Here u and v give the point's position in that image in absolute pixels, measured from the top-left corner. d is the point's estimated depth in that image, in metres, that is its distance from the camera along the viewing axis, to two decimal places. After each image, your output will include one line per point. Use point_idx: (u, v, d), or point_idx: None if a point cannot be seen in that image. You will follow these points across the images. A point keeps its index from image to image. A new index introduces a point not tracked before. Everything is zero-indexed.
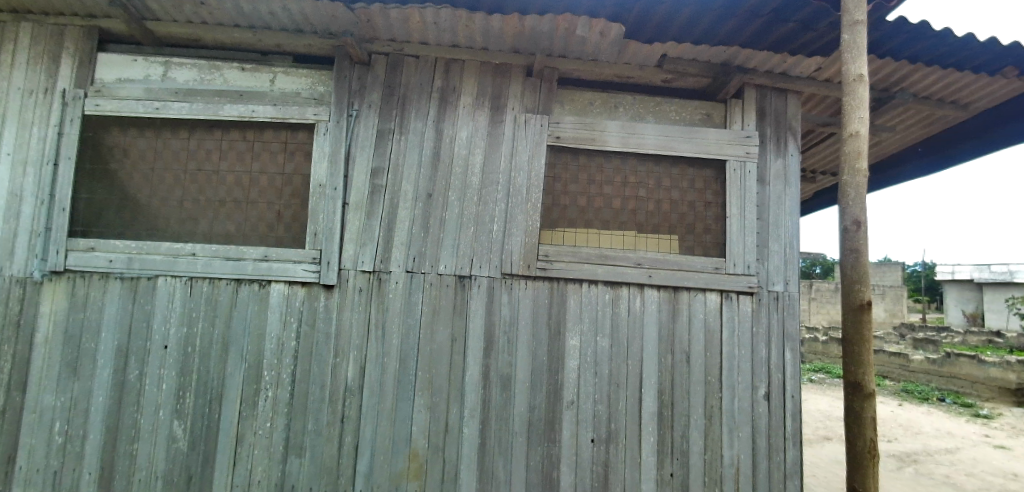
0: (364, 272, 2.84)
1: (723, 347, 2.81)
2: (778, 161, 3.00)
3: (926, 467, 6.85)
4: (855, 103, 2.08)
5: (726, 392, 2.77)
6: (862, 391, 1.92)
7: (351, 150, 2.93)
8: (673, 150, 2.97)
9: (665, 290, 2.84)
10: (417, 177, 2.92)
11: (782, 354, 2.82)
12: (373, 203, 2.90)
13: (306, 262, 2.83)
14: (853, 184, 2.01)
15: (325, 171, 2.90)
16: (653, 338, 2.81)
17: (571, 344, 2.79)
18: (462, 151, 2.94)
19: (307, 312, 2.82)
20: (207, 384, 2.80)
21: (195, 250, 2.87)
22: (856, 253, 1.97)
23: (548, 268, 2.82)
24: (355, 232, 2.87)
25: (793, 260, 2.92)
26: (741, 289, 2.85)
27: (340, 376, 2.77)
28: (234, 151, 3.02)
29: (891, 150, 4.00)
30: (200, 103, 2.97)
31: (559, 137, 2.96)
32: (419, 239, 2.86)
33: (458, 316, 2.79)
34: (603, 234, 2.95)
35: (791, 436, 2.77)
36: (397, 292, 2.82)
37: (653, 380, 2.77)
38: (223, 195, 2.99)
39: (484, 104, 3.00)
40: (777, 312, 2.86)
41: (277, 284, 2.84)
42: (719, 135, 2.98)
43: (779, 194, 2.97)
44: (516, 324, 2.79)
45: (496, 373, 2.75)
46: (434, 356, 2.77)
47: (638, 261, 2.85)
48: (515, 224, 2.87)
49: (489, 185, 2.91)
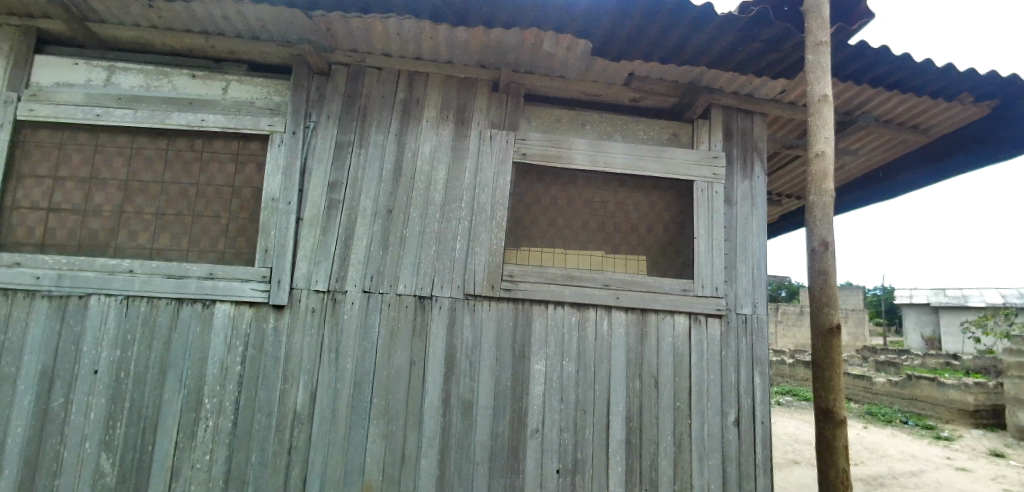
0: (318, 291, 2.68)
1: (692, 371, 2.73)
2: (746, 182, 2.99)
3: (892, 490, 6.88)
4: (820, 123, 2.08)
5: (696, 418, 2.69)
6: (834, 418, 1.86)
7: (308, 163, 2.80)
8: (641, 169, 2.93)
9: (633, 311, 2.77)
10: (379, 192, 2.80)
11: (751, 377, 2.76)
12: (329, 218, 2.76)
13: (255, 280, 2.66)
14: (820, 203, 1.99)
15: (279, 184, 2.75)
16: (621, 362, 2.71)
17: (537, 368, 2.66)
18: (425, 166, 2.84)
19: (255, 333, 2.63)
20: (140, 412, 2.55)
21: (133, 267, 2.66)
22: (825, 275, 1.93)
23: (512, 289, 2.71)
24: (309, 249, 2.72)
25: (761, 282, 2.88)
26: (710, 311, 2.79)
27: (288, 404, 2.57)
28: (182, 161, 2.85)
29: (853, 175, 4.06)
30: (146, 110, 2.81)
31: (526, 154, 2.88)
32: (377, 256, 2.73)
33: (418, 338, 2.65)
34: (570, 253, 2.87)
35: (762, 463, 2.69)
36: (352, 313, 2.66)
37: (621, 406, 2.67)
38: (169, 207, 2.80)
39: (448, 118, 2.91)
40: (746, 335, 2.81)
41: (223, 304, 2.65)
42: (686, 155, 2.96)
43: (747, 215, 2.95)
44: (478, 346, 2.66)
45: (457, 399, 2.60)
46: (392, 381, 2.60)
47: (606, 281, 2.77)
48: (479, 242, 2.77)
49: (453, 201, 2.81)
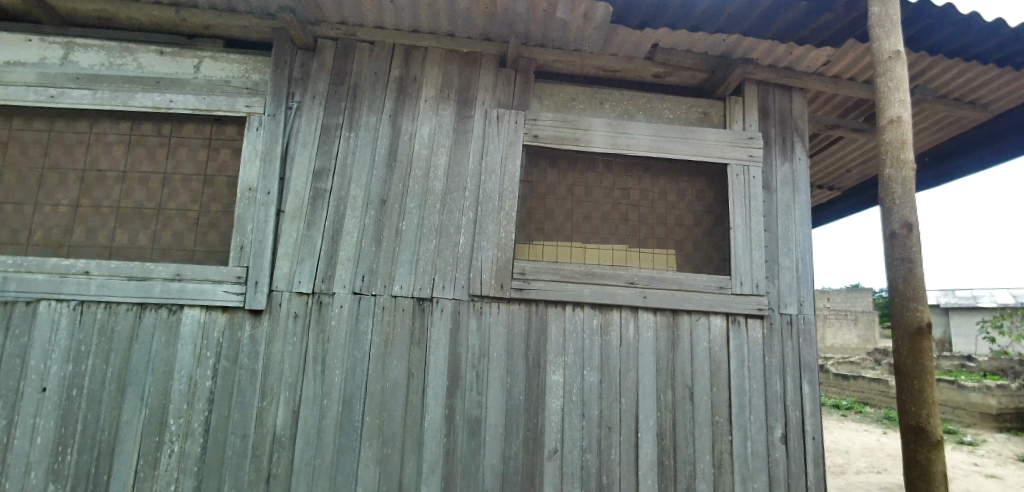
0: (302, 294, 2.33)
1: (732, 381, 2.38)
2: (785, 165, 2.65)
3: None
4: (893, 83, 1.77)
5: (737, 434, 2.33)
6: (928, 439, 1.51)
7: (290, 148, 2.47)
8: (667, 152, 2.59)
9: (663, 313, 2.41)
10: (370, 180, 2.46)
11: (799, 387, 2.40)
12: (314, 210, 2.42)
13: (228, 281, 2.31)
14: (900, 177, 1.67)
15: (256, 172, 2.43)
16: (650, 371, 2.35)
17: (554, 379, 2.31)
18: (423, 151, 2.51)
19: (228, 344, 2.27)
20: (94, 436, 2.19)
21: (89, 267, 2.32)
22: (910, 263, 1.61)
23: (524, 289, 2.36)
24: (291, 245, 2.38)
25: (807, 278, 2.53)
26: (751, 311, 2.44)
27: (266, 424, 2.21)
28: (149, 149, 2.52)
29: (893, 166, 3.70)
30: (107, 91, 2.48)
31: (537, 136, 2.55)
32: (369, 253, 2.38)
33: (417, 347, 2.30)
34: (589, 247, 2.53)
35: (815, 486, 2.33)
36: (341, 318, 2.31)
37: (651, 422, 2.31)
38: (134, 200, 2.47)
39: (449, 97, 2.58)
40: (792, 338, 2.45)
41: (192, 309, 2.30)
42: (718, 135, 2.62)
43: (788, 202, 2.61)
44: (487, 354, 2.31)
45: (462, 416, 2.25)
46: (386, 397, 2.25)
47: (631, 279, 2.42)
48: (485, 236, 2.42)
49: (455, 190, 2.47)
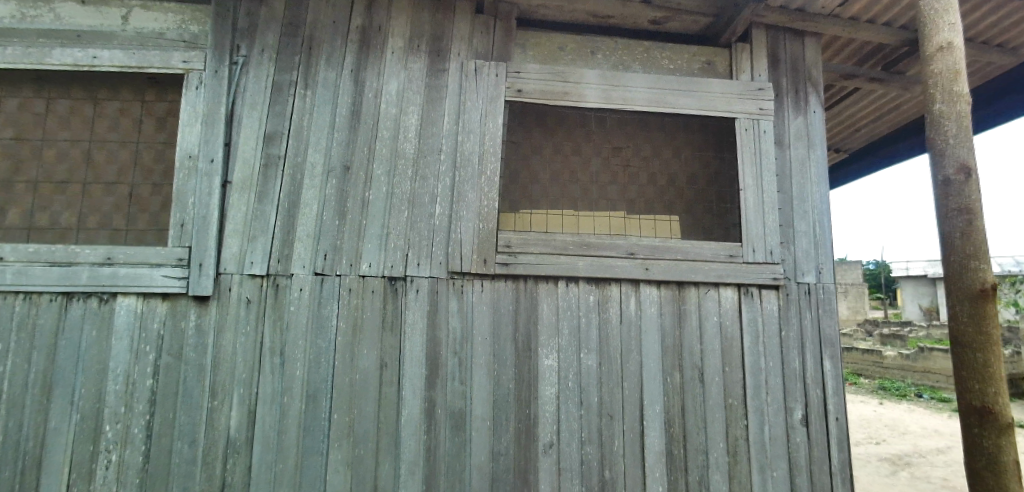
0: (255, 276, 2.02)
1: (746, 360, 2.12)
2: (798, 118, 2.37)
3: (920, 470, 6.10)
4: (938, 13, 1.71)
5: (754, 418, 2.09)
6: (997, 421, 1.42)
7: (236, 110, 2.14)
8: (668, 106, 2.28)
9: (668, 286, 2.14)
10: (331, 145, 2.14)
11: (820, 363, 2.16)
12: (267, 180, 2.10)
13: (168, 265, 2.00)
14: (954, 114, 1.61)
15: (197, 137, 2.10)
16: (654, 351, 2.09)
17: (548, 364, 2.04)
18: (391, 109, 2.19)
19: (171, 336, 1.97)
20: (16, 448, 1.87)
21: (3, 253, 1.97)
22: (968, 214, 1.52)
23: (511, 264, 2.08)
24: (240, 221, 2.06)
25: (825, 242, 2.27)
26: (765, 282, 2.18)
27: (218, 427, 1.91)
28: (73, 115, 2.18)
29: (909, 120, 3.40)
30: (19, 47, 2.09)
31: (521, 91, 2.23)
32: (332, 229, 2.08)
33: (390, 334, 2.01)
34: (582, 215, 2.26)
35: (838, 473, 2.10)
36: (301, 304, 2.01)
37: (658, 408, 2.05)
38: (58, 175, 2.13)
39: (420, 47, 2.26)
40: (809, 309, 2.20)
41: (126, 298, 1.98)
42: (724, 86, 2.33)
43: (802, 159, 2.34)
44: (470, 338, 2.03)
45: (444, 410, 1.97)
46: (356, 391, 1.96)
47: (631, 249, 2.14)
48: (465, 204, 2.13)
49: (429, 153, 2.16)
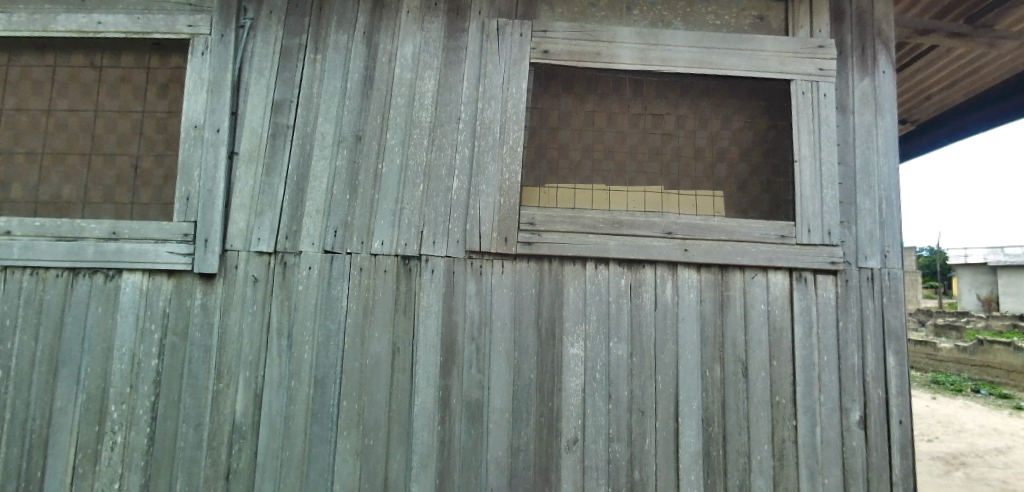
0: (261, 254, 1.91)
1: (797, 353, 1.89)
2: (864, 80, 2.08)
3: (978, 471, 5.67)
4: None
5: (805, 419, 1.86)
6: None
7: (242, 77, 2.01)
8: (714, 67, 2.03)
9: (708, 270, 1.92)
10: (342, 113, 1.99)
11: (883, 359, 1.91)
12: (274, 151, 1.97)
13: (173, 240, 1.90)
14: None
15: (202, 106, 1.98)
16: (693, 341, 1.88)
17: (573, 353, 1.86)
18: (406, 73, 2.02)
19: (176, 314, 1.88)
20: (25, 426, 1.83)
21: (11, 227, 1.91)
22: None
23: (534, 243, 1.90)
24: (247, 195, 1.94)
25: (893, 222, 1.99)
26: (820, 266, 1.93)
27: (223, 411, 1.82)
28: (79, 84, 2.09)
29: (1000, 83, 2.96)
30: (23, 14, 2.01)
31: (548, 52, 2.02)
32: (342, 203, 1.93)
33: (402, 316, 1.87)
34: (613, 190, 2.05)
35: (902, 483, 1.85)
36: (309, 283, 1.88)
37: (695, 404, 1.85)
38: (66, 147, 2.06)
39: (437, 6, 2.07)
40: (873, 298, 1.94)
41: (131, 274, 1.90)
42: (778, 44, 2.06)
43: (867, 127, 2.05)
44: (489, 323, 1.86)
45: (459, 400, 1.82)
46: (366, 377, 1.83)
47: (668, 228, 1.93)
48: (485, 177, 1.95)
49: (447, 122, 1.99)
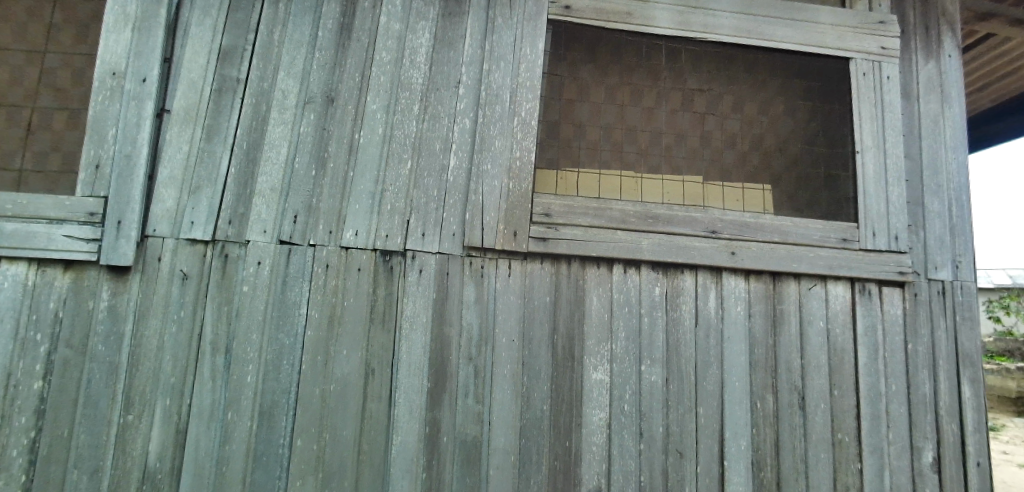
0: (195, 242, 1.45)
1: (862, 381, 1.56)
2: (930, 64, 1.80)
3: None
4: None
5: (872, 461, 1.53)
6: None
7: (181, 17, 1.57)
8: (764, 38, 1.72)
9: (759, 278, 1.59)
10: (309, 68, 1.57)
11: (957, 390, 1.61)
12: (218, 111, 1.53)
13: (76, 220, 1.42)
14: None
15: (125, 48, 1.52)
16: (741, 366, 1.53)
17: (596, 378, 1.48)
18: (394, 24, 1.62)
19: (71, 320, 1.39)
20: None
21: None
22: None
23: (550, 239, 1.52)
24: (179, 166, 1.49)
25: (962, 227, 1.71)
26: (887, 277, 1.63)
27: (134, 451, 1.35)
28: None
29: None
30: None
31: (570, 7, 1.66)
32: (306, 181, 1.51)
33: (380, 328, 1.45)
34: (643, 179, 1.70)
35: None
36: (258, 281, 1.44)
37: (744, 443, 1.50)
38: None
39: None
40: (945, 316, 1.64)
41: (12, 265, 1.39)
42: (836, 16, 1.76)
43: (935, 117, 1.77)
44: (491, 339, 1.46)
45: (452, 438, 1.42)
46: (330, 408, 1.41)
47: (712, 225, 1.58)
48: (490, 156, 1.56)
49: (443, 86, 1.59)
